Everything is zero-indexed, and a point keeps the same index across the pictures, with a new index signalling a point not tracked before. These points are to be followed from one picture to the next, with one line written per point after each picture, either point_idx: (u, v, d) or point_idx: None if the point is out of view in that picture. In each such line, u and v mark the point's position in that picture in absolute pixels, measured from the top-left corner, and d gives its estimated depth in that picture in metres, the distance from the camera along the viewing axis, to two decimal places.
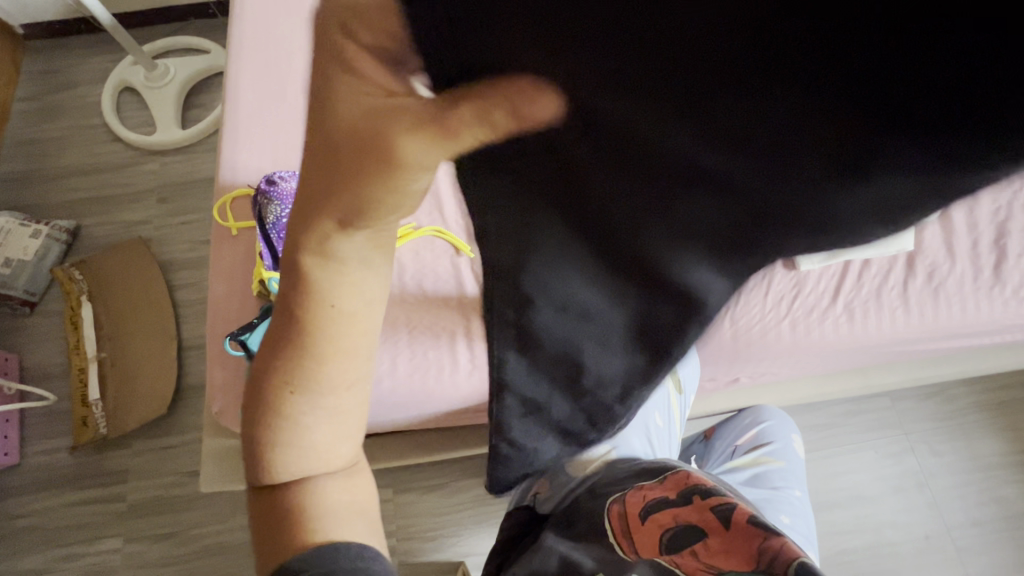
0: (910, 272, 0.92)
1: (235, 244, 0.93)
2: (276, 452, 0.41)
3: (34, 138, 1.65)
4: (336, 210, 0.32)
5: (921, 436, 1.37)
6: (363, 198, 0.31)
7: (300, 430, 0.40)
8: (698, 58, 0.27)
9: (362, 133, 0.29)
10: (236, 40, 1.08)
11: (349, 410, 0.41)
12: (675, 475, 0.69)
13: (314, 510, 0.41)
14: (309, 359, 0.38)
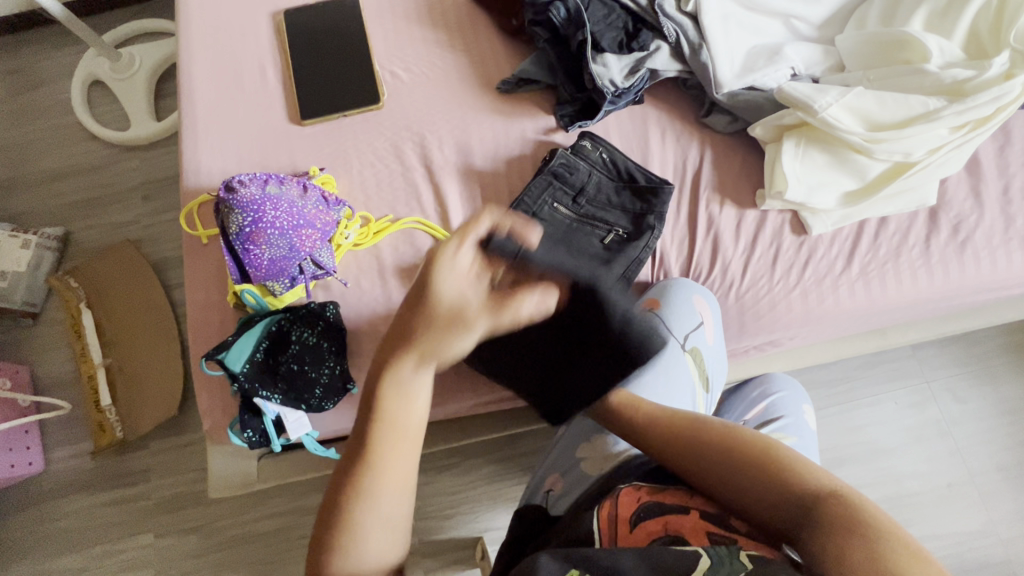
0: (934, 225, 0.85)
1: (207, 253, 0.88)
2: (393, 409, 0.51)
3: (9, 143, 1.59)
4: (351, 466, 0.52)
5: (943, 383, 1.32)
6: (404, 468, 0.52)
7: (406, 400, 0.51)
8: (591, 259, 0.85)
9: (398, 472, 0.52)
10: (185, 23, 0.99)
11: (417, 406, 0.52)
12: (679, 489, 0.64)
13: (402, 395, 0.51)
14: (385, 420, 0.51)
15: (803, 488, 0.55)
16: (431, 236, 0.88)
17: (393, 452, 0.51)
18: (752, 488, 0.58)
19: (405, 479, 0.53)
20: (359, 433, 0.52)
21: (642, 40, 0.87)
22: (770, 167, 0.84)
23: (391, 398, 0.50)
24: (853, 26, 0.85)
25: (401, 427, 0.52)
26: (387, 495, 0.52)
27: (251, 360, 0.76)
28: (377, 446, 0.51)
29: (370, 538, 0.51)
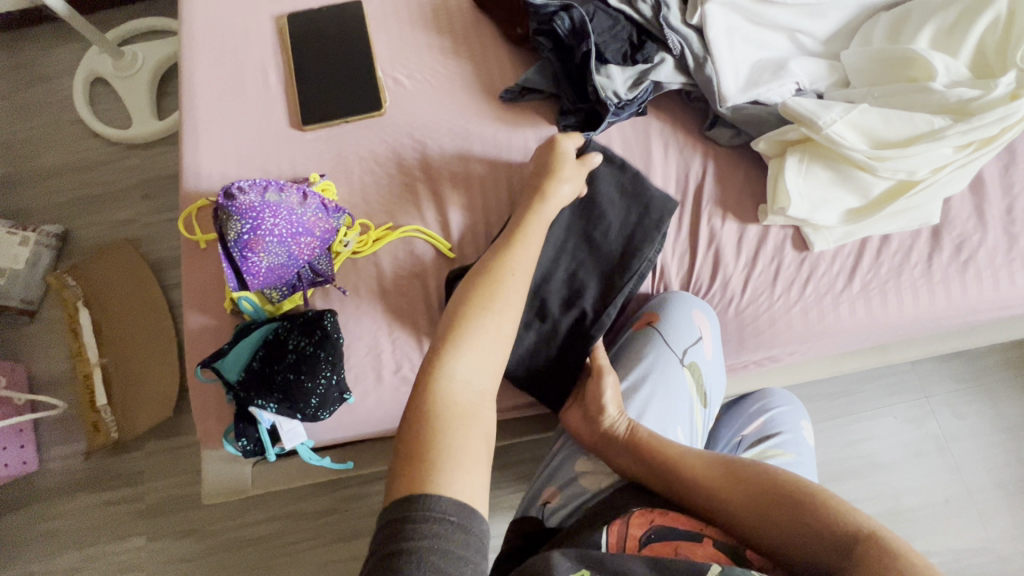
0: (936, 244, 0.85)
1: (205, 258, 0.87)
2: (482, 318, 0.62)
3: (10, 139, 1.59)
4: (430, 364, 0.58)
5: (942, 398, 1.32)
6: (487, 371, 0.59)
7: (491, 313, 0.63)
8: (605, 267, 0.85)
9: (479, 384, 0.58)
10: (189, 25, 0.99)
11: (504, 325, 0.63)
12: (692, 514, 0.64)
13: (489, 306, 0.63)
14: (471, 325, 0.61)
15: (838, 529, 0.55)
16: (431, 245, 0.87)
17: (478, 350, 0.60)
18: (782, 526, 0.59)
19: (490, 371, 0.59)
20: (443, 338, 0.60)
21: (646, 52, 0.86)
22: (772, 182, 0.83)
23: (486, 309, 0.63)
24: (858, 41, 0.84)
25: (488, 334, 0.61)
26: (461, 395, 0.56)
27: (247, 367, 0.76)
28: (462, 344, 0.59)
29: (460, 439, 0.53)
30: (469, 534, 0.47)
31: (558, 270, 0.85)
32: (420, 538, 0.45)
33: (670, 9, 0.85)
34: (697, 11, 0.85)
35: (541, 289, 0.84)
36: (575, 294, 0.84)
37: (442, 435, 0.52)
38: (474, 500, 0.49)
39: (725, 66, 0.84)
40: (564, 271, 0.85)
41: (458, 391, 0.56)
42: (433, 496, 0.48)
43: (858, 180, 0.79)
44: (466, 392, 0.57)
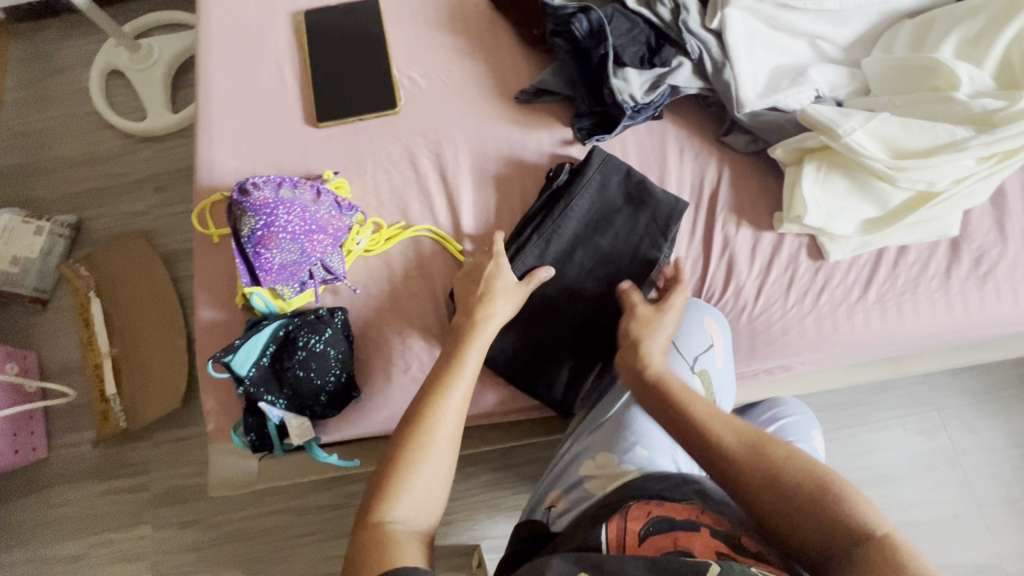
0: (955, 256, 0.83)
1: (218, 253, 0.87)
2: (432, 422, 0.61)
3: (27, 129, 1.60)
4: (381, 477, 0.57)
5: (954, 412, 1.30)
6: (438, 476, 0.59)
7: (442, 412, 0.62)
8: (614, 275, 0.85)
9: (431, 485, 0.58)
10: (207, 19, 0.99)
11: (454, 418, 0.62)
12: (690, 506, 0.63)
13: (435, 410, 0.62)
14: (418, 428, 0.60)
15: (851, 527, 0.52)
16: (442, 246, 0.87)
17: (431, 451, 0.59)
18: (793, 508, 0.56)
19: (442, 475, 0.59)
20: (396, 445, 0.59)
21: (664, 56, 0.85)
22: (789, 190, 0.83)
23: (433, 412, 0.61)
24: (880, 49, 0.83)
25: (439, 433, 0.60)
26: (411, 501, 0.56)
27: (258, 364, 0.75)
28: (411, 449, 0.58)
29: (404, 554, 0.51)
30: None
31: (568, 277, 0.85)
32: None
33: (689, 12, 0.84)
34: (717, 15, 0.83)
35: (554, 298, 0.85)
36: (589, 300, 0.85)
37: (391, 542, 0.52)
38: (424, 569, 0.49)
39: (743, 71, 0.83)
40: (575, 279, 0.85)
41: (409, 498, 0.56)
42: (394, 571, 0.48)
43: (876, 190, 0.78)
44: (421, 500, 0.57)
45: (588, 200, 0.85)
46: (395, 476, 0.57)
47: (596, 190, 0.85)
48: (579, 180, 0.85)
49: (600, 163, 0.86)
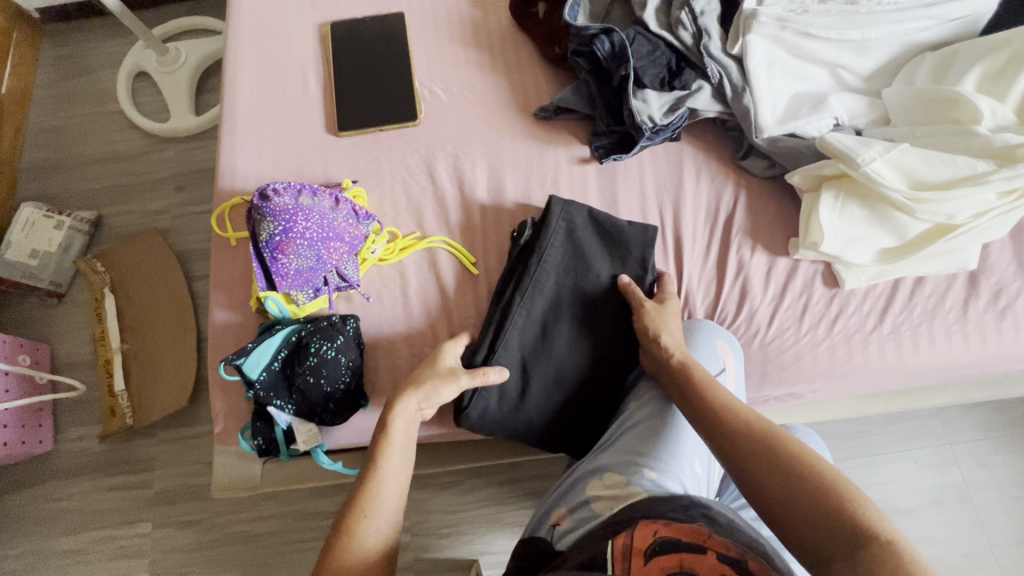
0: (973, 290, 0.82)
1: (235, 256, 0.88)
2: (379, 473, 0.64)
3: (54, 126, 1.64)
4: (337, 530, 0.60)
5: (967, 446, 1.27)
6: (392, 522, 0.62)
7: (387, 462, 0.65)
8: (598, 324, 0.84)
9: (387, 530, 0.61)
10: (235, 28, 1.02)
11: (395, 469, 0.65)
12: (698, 528, 0.61)
13: (382, 458, 0.65)
14: (369, 481, 0.63)
15: (846, 522, 0.51)
16: (455, 259, 0.88)
17: (381, 497, 0.62)
18: (785, 497, 0.55)
19: (392, 524, 0.62)
20: (352, 501, 0.62)
21: (684, 79, 0.85)
22: (805, 217, 0.82)
23: (383, 459, 0.65)
24: (901, 80, 0.83)
25: (387, 484, 0.63)
26: (365, 556, 0.59)
27: (269, 368, 0.75)
28: (360, 500, 0.62)
29: None
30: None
31: (555, 336, 0.83)
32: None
33: (711, 37, 0.84)
34: (738, 41, 0.83)
35: (543, 362, 0.83)
36: (586, 353, 0.84)
37: None
38: None
39: (761, 96, 0.83)
40: (568, 334, 0.83)
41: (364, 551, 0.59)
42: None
43: (892, 222, 0.78)
44: (377, 545, 0.60)
45: (559, 249, 0.82)
46: (351, 528, 0.60)
47: (564, 240, 0.83)
48: (543, 233, 0.82)
49: (560, 211, 0.83)
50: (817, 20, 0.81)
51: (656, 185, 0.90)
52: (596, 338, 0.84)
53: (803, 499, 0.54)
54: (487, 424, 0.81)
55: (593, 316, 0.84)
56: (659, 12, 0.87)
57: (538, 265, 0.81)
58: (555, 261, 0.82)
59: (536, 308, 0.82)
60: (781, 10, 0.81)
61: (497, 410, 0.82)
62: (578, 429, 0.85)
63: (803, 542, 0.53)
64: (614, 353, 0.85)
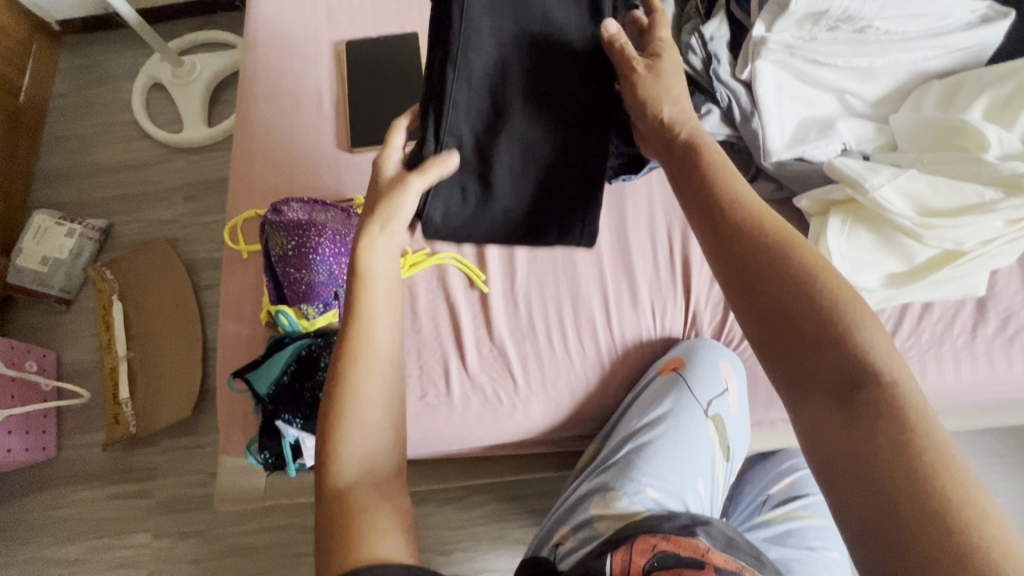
0: (982, 316, 0.82)
1: (246, 268, 0.89)
2: (357, 341, 0.56)
3: (69, 135, 1.66)
4: (326, 424, 0.55)
5: (976, 471, 1.26)
6: (394, 413, 0.57)
7: (367, 325, 0.57)
8: (542, 75, 0.71)
9: (385, 415, 0.56)
10: (251, 43, 1.03)
11: (383, 335, 0.58)
12: (696, 543, 0.61)
13: (358, 322, 0.57)
14: (351, 355, 0.56)
15: (861, 371, 0.43)
16: (465, 276, 0.88)
17: (365, 373, 0.55)
18: (802, 342, 0.45)
19: (387, 409, 0.56)
20: (334, 384, 0.56)
21: (694, 102, 0.87)
22: (813, 240, 0.83)
23: (358, 323, 0.57)
24: (908, 107, 0.84)
25: (371, 355, 0.56)
26: (363, 447, 0.54)
27: (278, 382, 0.76)
28: (346, 374, 0.55)
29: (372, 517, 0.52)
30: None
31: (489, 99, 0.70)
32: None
33: (720, 62, 0.85)
34: (748, 66, 0.84)
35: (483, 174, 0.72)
36: (529, 131, 0.71)
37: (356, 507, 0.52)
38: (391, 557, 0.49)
39: (772, 119, 0.84)
40: (509, 139, 0.71)
41: (363, 437, 0.55)
42: (362, 568, 0.47)
43: (901, 247, 0.78)
44: (386, 436, 0.56)
45: (481, 61, 0.68)
46: (340, 411, 0.54)
47: (483, 24, 0.67)
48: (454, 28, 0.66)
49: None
50: (825, 47, 0.82)
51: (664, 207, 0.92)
52: (545, 79, 0.71)
53: (823, 347, 0.44)
54: (446, 225, 0.75)
55: (534, 75, 0.71)
56: (669, 37, 0.88)
57: (455, 101, 0.68)
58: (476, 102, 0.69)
59: (460, 132, 0.69)
60: (790, 38, 0.82)
61: (461, 207, 0.74)
62: (518, 110, 0.71)
63: (818, 386, 0.44)
64: (568, 113, 0.72)
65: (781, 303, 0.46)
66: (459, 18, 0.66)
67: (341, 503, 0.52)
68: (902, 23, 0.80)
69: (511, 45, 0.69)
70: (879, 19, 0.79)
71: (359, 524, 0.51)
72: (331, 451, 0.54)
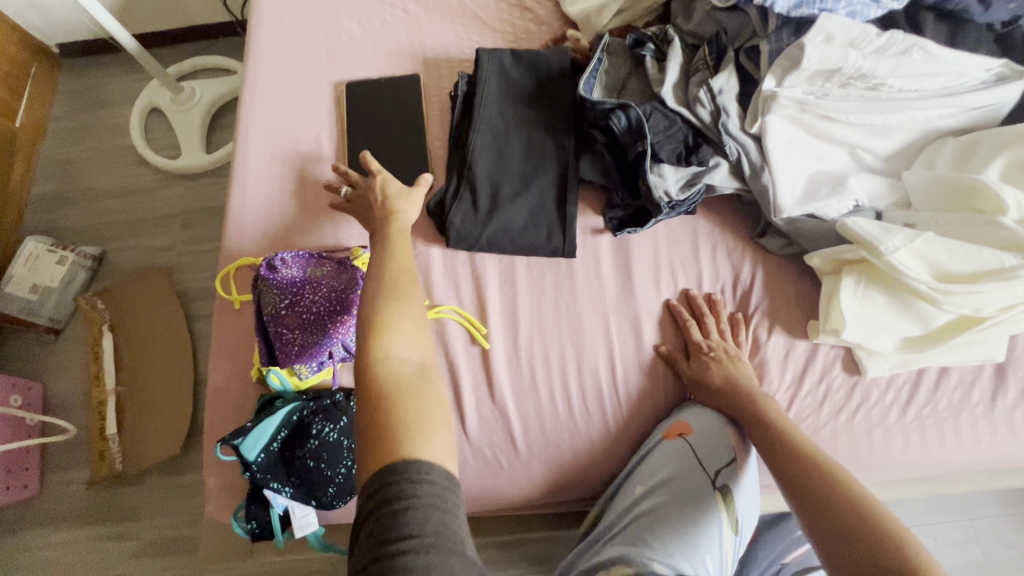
0: (1001, 383, 0.80)
1: (238, 318, 0.86)
2: (398, 283, 0.67)
3: (65, 160, 1.63)
4: (369, 333, 0.62)
5: (988, 522, 1.22)
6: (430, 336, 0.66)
7: (406, 272, 0.69)
8: (538, 115, 0.92)
9: (424, 334, 0.65)
10: (251, 80, 1.01)
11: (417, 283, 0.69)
12: None
13: (399, 270, 0.69)
14: (392, 287, 0.66)
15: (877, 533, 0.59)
16: (467, 331, 0.85)
17: (407, 303, 0.65)
18: (828, 521, 0.63)
19: (422, 345, 0.64)
20: (371, 318, 0.63)
21: (702, 155, 0.83)
22: (826, 301, 0.80)
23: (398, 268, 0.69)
24: (921, 164, 0.82)
25: (409, 295, 0.67)
26: (406, 351, 0.62)
27: (267, 449, 0.71)
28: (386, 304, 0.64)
29: (420, 407, 0.57)
30: (454, 495, 0.54)
31: (501, 127, 0.91)
32: (422, 497, 0.51)
33: (729, 115, 0.83)
34: (757, 121, 0.83)
35: (497, 181, 0.89)
36: (531, 150, 0.90)
37: (402, 401, 0.57)
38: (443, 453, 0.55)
39: (781, 175, 0.82)
40: (516, 153, 0.90)
41: (405, 350, 0.62)
42: (419, 457, 0.53)
43: (917, 313, 0.76)
44: (425, 355, 0.63)
45: (495, 92, 0.92)
46: (383, 325, 0.62)
47: (497, 82, 0.93)
48: (476, 80, 0.93)
49: (488, 59, 0.93)
50: (837, 104, 0.80)
51: (672, 260, 0.88)
52: (542, 117, 0.92)
53: (834, 516, 0.63)
54: (467, 235, 0.87)
55: (533, 113, 0.92)
56: (677, 88, 0.86)
57: (479, 129, 0.90)
58: (493, 128, 0.91)
59: (475, 148, 0.89)
60: (801, 93, 0.80)
61: (474, 212, 0.88)
62: (527, 148, 0.90)
63: (830, 549, 0.61)
64: (559, 133, 0.91)
65: (815, 489, 0.66)
66: (483, 84, 0.92)
67: (387, 398, 0.57)
68: (916, 82, 0.78)
69: (510, 106, 0.92)
70: (893, 77, 0.77)
71: (409, 419, 0.56)
72: (374, 358, 0.60)
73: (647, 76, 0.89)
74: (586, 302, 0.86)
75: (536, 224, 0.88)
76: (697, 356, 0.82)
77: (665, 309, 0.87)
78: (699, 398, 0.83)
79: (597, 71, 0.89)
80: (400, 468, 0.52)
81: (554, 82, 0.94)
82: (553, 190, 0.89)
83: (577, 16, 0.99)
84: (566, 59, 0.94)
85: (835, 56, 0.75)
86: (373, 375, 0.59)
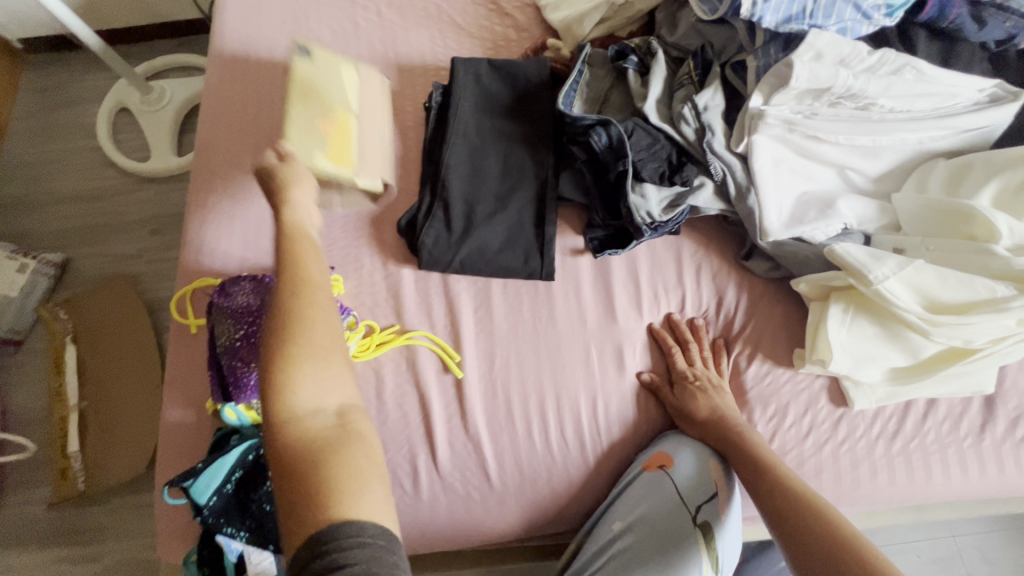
0: (990, 415, 0.78)
1: (195, 344, 0.80)
2: (294, 310, 0.56)
3: (23, 159, 1.52)
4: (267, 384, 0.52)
5: (971, 539, 1.21)
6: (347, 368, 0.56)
7: (309, 291, 0.58)
8: (515, 128, 0.87)
9: (337, 368, 0.55)
10: (213, 83, 0.93)
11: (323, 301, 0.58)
12: None
13: (298, 290, 0.57)
14: (290, 319, 0.55)
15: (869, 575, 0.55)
16: (440, 359, 0.80)
17: (312, 332, 0.55)
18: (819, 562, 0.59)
19: (337, 384, 0.54)
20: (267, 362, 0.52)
21: (686, 175, 0.80)
22: (813, 330, 0.77)
23: (299, 289, 0.57)
24: (912, 186, 0.79)
25: (313, 317, 0.56)
26: (315, 399, 0.52)
27: (219, 492, 0.67)
28: (284, 338, 0.54)
29: (342, 464, 0.49)
30: (394, 551, 0.46)
31: (476, 141, 0.86)
32: (354, 564, 0.43)
33: (715, 134, 0.79)
34: (743, 139, 0.79)
35: (472, 200, 0.84)
36: (507, 166, 0.86)
37: (318, 464, 0.48)
38: (372, 512, 0.47)
39: (768, 196, 0.78)
40: (493, 169, 0.86)
41: (312, 401, 0.52)
42: (338, 524, 0.45)
43: (905, 343, 0.73)
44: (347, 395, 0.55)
45: (471, 104, 0.88)
46: (281, 373, 0.52)
47: (472, 93, 0.88)
48: (451, 91, 0.88)
49: (463, 68, 0.89)
50: (825, 124, 0.77)
51: (655, 282, 0.84)
52: (520, 131, 0.87)
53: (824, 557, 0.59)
54: (439, 257, 0.83)
55: (510, 126, 0.87)
56: (661, 104, 0.82)
57: (453, 143, 0.86)
58: (468, 142, 0.86)
59: (449, 163, 0.85)
60: (788, 112, 0.77)
61: (447, 233, 0.84)
62: (504, 164, 0.86)
63: None
64: (537, 148, 0.86)
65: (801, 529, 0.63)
66: (457, 95, 0.87)
67: (303, 461, 0.49)
68: (908, 102, 0.75)
69: (486, 118, 0.87)
70: (885, 97, 0.74)
71: (326, 481, 0.48)
72: (279, 418, 0.51)
73: (629, 90, 0.85)
74: (565, 329, 0.82)
75: (512, 246, 0.83)
76: (682, 384, 0.79)
77: (649, 333, 0.83)
78: (683, 428, 0.80)
79: (576, 83, 0.85)
80: (330, 536, 0.44)
81: (532, 92, 0.89)
82: (530, 209, 0.85)
83: (558, 24, 0.95)
84: (545, 68, 0.89)
85: (824, 76, 0.72)
86: (280, 439, 0.50)
